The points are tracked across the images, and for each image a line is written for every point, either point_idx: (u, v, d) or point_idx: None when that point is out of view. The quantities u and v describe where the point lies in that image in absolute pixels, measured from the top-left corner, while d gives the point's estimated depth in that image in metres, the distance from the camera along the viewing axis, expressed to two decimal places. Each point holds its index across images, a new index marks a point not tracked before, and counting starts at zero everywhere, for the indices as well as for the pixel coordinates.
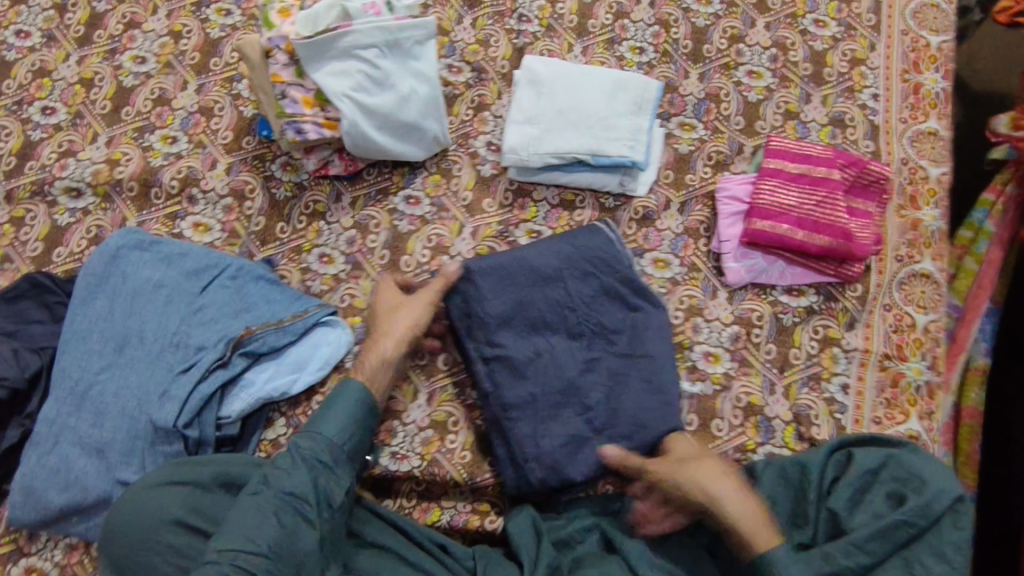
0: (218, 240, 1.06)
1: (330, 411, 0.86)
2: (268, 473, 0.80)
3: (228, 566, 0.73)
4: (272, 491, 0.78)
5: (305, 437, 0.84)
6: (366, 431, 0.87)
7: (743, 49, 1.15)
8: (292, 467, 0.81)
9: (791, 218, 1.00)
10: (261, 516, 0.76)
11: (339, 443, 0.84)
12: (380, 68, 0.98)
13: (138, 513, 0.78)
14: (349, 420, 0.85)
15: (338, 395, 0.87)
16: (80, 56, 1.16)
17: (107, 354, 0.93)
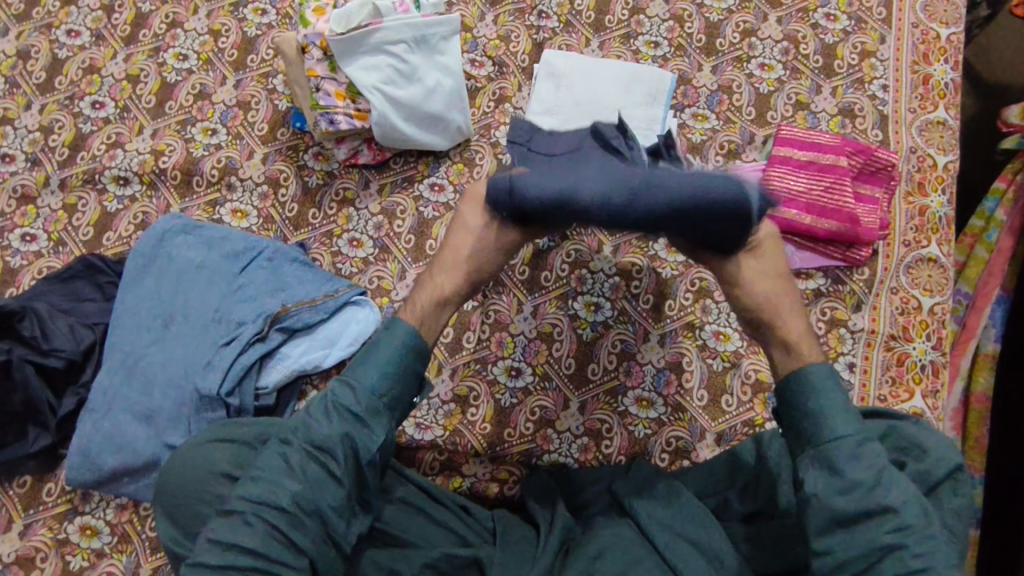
0: (255, 225, 1.13)
1: (370, 360, 0.83)
2: (302, 426, 0.80)
3: (251, 517, 0.74)
4: (300, 443, 0.78)
5: (344, 385, 0.82)
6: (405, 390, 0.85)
7: (755, 43, 1.19)
8: (324, 419, 0.80)
9: (799, 204, 1.04)
10: (286, 468, 0.76)
11: (380, 392, 0.82)
12: (408, 62, 1.04)
13: (190, 466, 0.86)
14: (384, 368, 0.83)
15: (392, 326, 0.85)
16: (127, 54, 1.24)
17: (155, 328, 1.00)
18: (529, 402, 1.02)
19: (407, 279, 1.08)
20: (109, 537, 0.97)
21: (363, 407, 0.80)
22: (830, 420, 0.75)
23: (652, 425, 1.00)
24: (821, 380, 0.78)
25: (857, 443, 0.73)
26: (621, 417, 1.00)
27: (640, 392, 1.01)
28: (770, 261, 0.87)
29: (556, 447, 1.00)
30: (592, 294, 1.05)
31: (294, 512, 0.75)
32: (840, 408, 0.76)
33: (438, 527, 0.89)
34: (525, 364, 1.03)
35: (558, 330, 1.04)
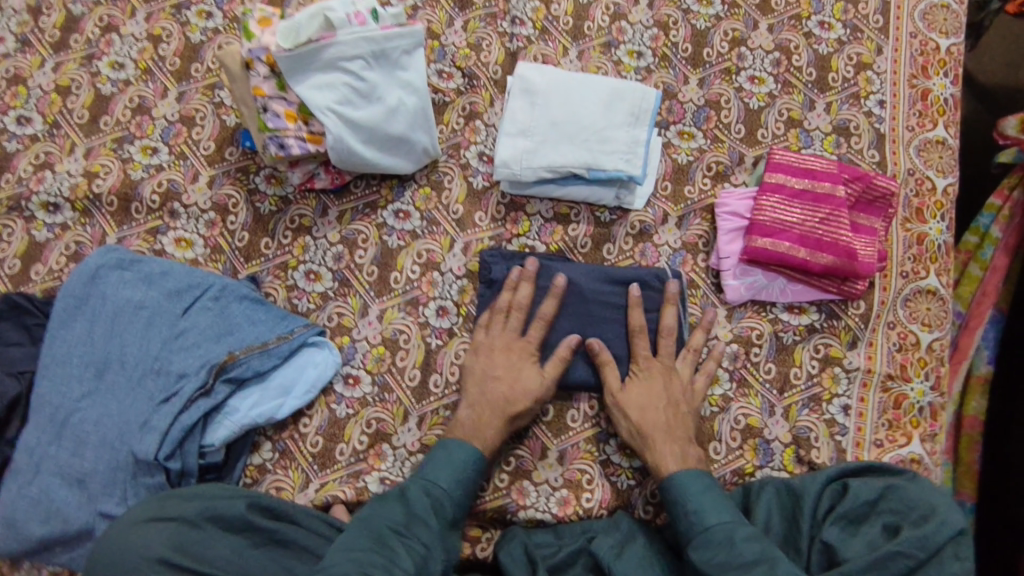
0: (202, 256, 1.03)
1: (448, 463, 0.87)
2: (408, 521, 0.82)
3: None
4: (406, 538, 0.80)
5: (434, 489, 0.85)
6: (471, 488, 0.87)
7: (744, 53, 1.11)
8: (426, 516, 0.83)
9: (793, 236, 0.96)
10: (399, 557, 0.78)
11: (464, 500, 0.87)
12: (366, 80, 0.93)
13: (123, 549, 0.77)
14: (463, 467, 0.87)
15: (454, 450, 0.88)
16: (56, 62, 1.12)
17: (87, 379, 0.90)
18: (503, 451, 0.95)
19: (369, 316, 0.99)
20: None
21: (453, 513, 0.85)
22: (700, 513, 0.82)
23: (635, 475, 0.94)
24: (696, 481, 0.85)
25: (728, 534, 0.80)
26: (602, 467, 0.94)
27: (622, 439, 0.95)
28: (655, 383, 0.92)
29: (533, 501, 0.92)
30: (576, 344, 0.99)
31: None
32: (713, 502, 0.83)
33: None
34: None
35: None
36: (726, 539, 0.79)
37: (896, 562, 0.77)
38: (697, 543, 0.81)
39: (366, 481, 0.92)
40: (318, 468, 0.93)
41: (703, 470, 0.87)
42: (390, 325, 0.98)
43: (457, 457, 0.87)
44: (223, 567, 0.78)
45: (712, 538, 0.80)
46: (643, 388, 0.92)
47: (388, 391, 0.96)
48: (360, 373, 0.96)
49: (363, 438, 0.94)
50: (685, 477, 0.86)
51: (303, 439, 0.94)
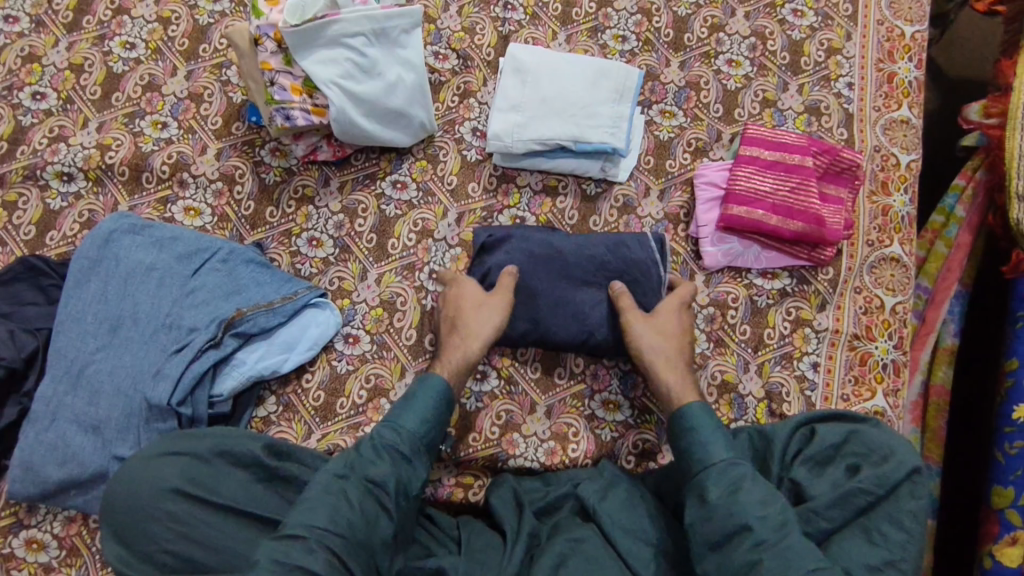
0: (209, 224, 1.09)
1: (406, 404, 0.90)
2: (354, 461, 0.85)
3: (315, 542, 0.77)
4: (356, 479, 0.83)
5: (390, 428, 0.88)
6: (433, 425, 0.90)
7: (723, 38, 1.18)
8: (375, 455, 0.86)
9: (766, 205, 1.02)
10: (346, 502, 0.80)
11: (422, 437, 0.89)
12: (367, 55, 0.99)
13: (140, 482, 0.83)
14: (424, 410, 0.90)
15: (416, 392, 0.91)
16: (70, 41, 1.17)
17: (102, 334, 0.95)
18: (495, 406, 1.01)
19: (368, 280, 1.05)
20: (56, 551, 0.93)
21: (410, 448, 0.88)
22: (708, 451, 0.85)
23: (618, 428, 1.00)
24: (707, 417, 0.88)
25: (736, 474, 0.81)
26: (588, 420, 1.00)
27: (607, 395, 1.01)
28: (663, 327, 0.97)
29: (522, 451, 0.98)
30: None
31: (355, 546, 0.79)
32: (715, 434, 0.86)
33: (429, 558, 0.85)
34: (491, 367, 1.02)
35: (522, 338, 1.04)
36: (733, 480, 0.81)
37: (858, 497, 0.84)
38: (703, 478, 0.83)
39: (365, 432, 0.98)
40: (320, 420, 0.98)
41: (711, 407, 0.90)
42: (388, 288, 1.05)
43: (416, 399, 0.91)
44: (232, 499, 0.83)
45: (720, 475, 0.82)
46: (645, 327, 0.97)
47: (386, 349, 1.02)
48: (359, 332, 1.02)
49: (362, 392, 0.99)
50: (696, 414, 0.88)
51: (305, 393, 0.99)
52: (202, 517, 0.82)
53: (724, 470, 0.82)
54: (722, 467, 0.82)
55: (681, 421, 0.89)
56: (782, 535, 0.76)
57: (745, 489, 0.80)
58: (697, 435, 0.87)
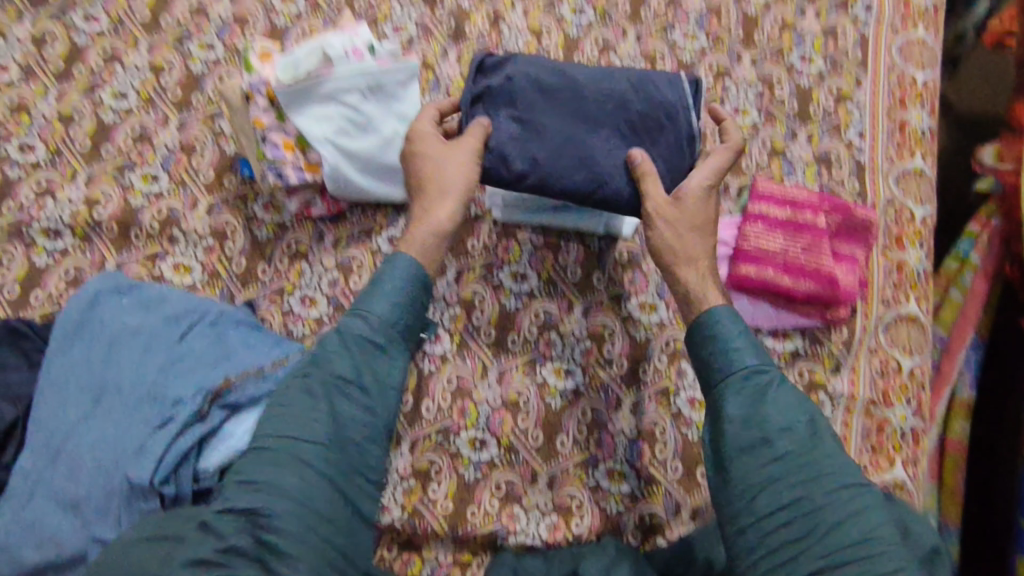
0: (199, 282, 1.05)
1: (372, 290, 0.89)
2: (316, 358, 0.86)
3: (293, 445, 0.80)
4: (325, 376, 0.84)
5: (357, 317, 0.87)
6: (400, 306, 0.88)
7: (729, 85, 1.15)
8: (344, 348, 0.85)
9: (777, 263, 0.98)
10: (313, 402, 0.82)
11: (391, 320, 0.88)
12: (363, 111, 0.96)
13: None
14: (395, 299, 0.88)
15: (382, 273, 0.89)
16: (59, 91, 1.15)
17: (84, 404, 0.91)
18: (494, 476, 0.96)
19: None
20: None
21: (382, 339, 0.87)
22: (730, 359, 0.83)
23: (624, 500, 0.96)
24: (733, 325, 0.85)
25: (766, 386, 0.80)
26: (592, 492, 0.96)
27: (612, 464, 0.97)
28: (681, 216, 0.92)
29: (523, 526, 0.94)
30: (562, 358, 1.02)
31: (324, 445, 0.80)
32: (744, 347, 0.83)
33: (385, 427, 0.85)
34: (490, 435, 0.98)
35: (524, 399, 1.00)
36: (759, 391, 0.80)
37: None
38: (735, 386, 0.81)
39: None
40: None
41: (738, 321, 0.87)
42: None
43: (384, 278, 0.89)
44: None
45: (753, 390, 0.80)
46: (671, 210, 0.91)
47: None
48: None
49: None
50: (723, 318, 0.86)
51: None
52: None
53: (744, 382, 0.81)
54: (747, 381, 0.81)
55: (705, 325, 0.86)
56: (815, 460, 0.76)
57: (775, 402, 0.79)
58: (724, 342, 0.84)
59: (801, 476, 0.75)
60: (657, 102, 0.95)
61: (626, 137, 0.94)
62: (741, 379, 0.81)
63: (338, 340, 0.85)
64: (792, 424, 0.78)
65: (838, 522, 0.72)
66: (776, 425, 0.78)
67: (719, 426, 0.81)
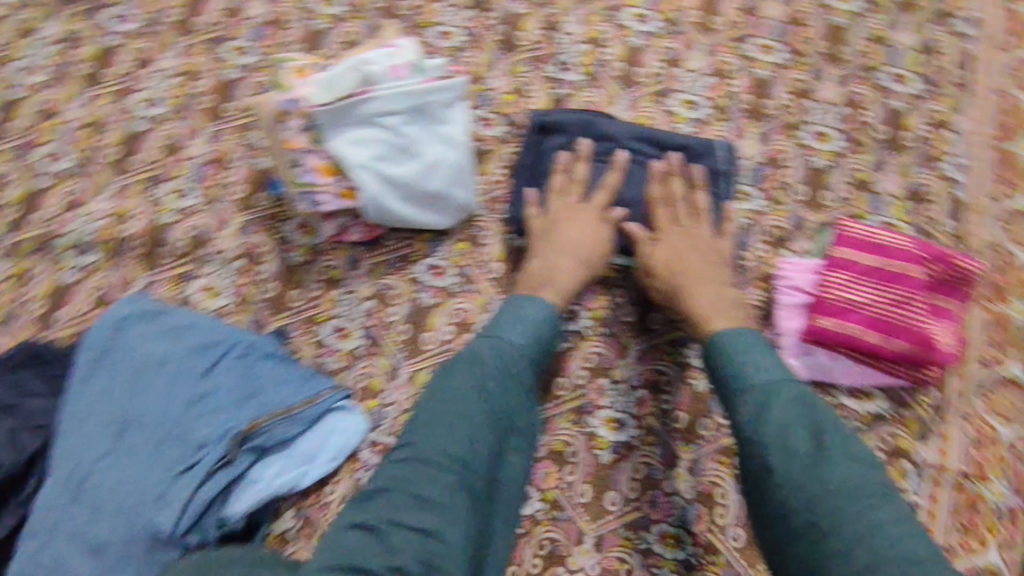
0: (228, 306, 0.99)
1: (520, 320, 0.87)
2: (480, 381, 0.81)
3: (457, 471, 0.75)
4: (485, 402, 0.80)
5: (504, 344, 0.84)
6: (542, 342, 0.87)
7: (810, 106, 1.04)
8: (502, 376, 0.82)
9: (862, 318, 0.87)
10: (479, 425, 0.78)
11: (531, 353, 0.85)
12: (405, 134, 0.87)
13: None
14: (535, 334, 0.86)
15: (524, 307, 0.88)
16: (90, 96, 1.09)
17: (105, 441, 0.86)
18: (537, 533, 0.89)
19: (400, 379, 0.95)
20: None
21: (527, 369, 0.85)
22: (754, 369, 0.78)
23: (680, 567, 0.87)
24: (747, 338, 0.81)
25: (767, 398, 0.74)
26: (643, 556, 0.88)
27: (666, 527, 0.89)
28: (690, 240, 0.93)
29: None
30: (614, 407, 0.93)
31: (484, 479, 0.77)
32: (761, 358, 0.78)
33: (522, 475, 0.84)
34: (534, 487, 0.91)
35: (571, 450, 0.92)
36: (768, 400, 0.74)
37: None
38: (738, 404, 0.77)
39: None
40: None
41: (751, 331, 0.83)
42: (422, 389, 0.95)
43: (534, 315, 0.87)
44: None
45: (750, 404, 0.75)
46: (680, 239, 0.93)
47: None
48: (388, 441, 0.93)
49: None
50: (732, 335, 0.82)
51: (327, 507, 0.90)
52: None
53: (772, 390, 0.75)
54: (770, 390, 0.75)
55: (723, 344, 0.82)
56: (815, 476, 0.68)
57: (776, 413, 0.73)
58: (729, 356, 0.80)
59: (802, 497, 0.68)
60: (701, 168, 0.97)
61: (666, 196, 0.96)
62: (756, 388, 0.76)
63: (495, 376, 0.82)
64: (797, 437, 0.71)
65: (843, 546, 0.64)
66: (772, 441, 0.71)
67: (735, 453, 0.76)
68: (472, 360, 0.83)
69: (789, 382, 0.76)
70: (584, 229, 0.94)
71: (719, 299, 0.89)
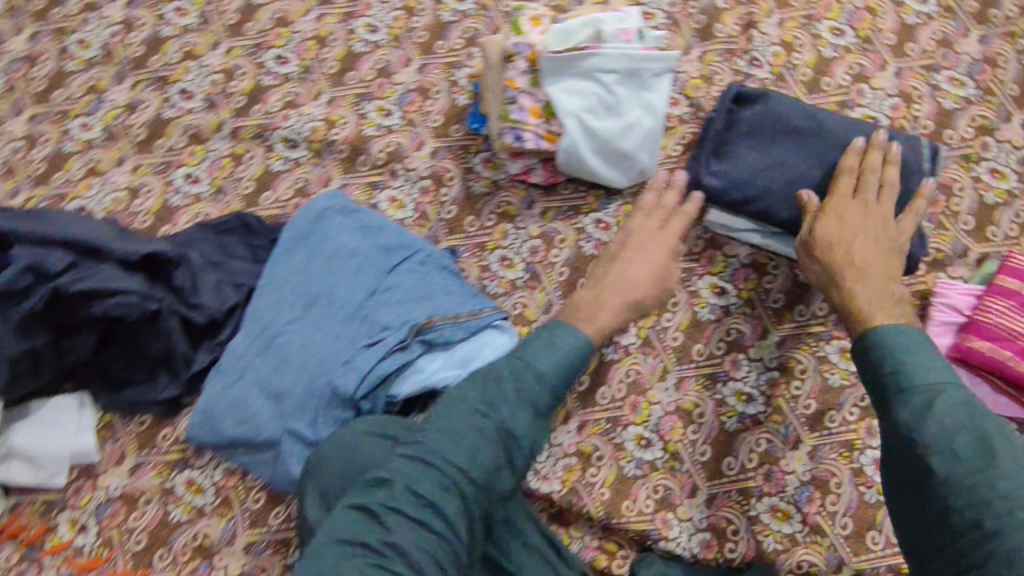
0: (409, 219, 1.09)
1: (550, 347, 0.90)
2: (487, 405, 0.82)
3: (454, 475, 0.76)
4: (495, 422, 0.81)
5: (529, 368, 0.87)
6: (568, 373, 0.90)
7: (990, 144, 1.06)
8: (520, 405, 0.84)
9: (1016, 347, 0.90)
10: (484, 441, 0.79)
11: (552, 381, 0.88)
12: (615, 93, 0.96)
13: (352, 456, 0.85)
14: (565, 362, 0.89)
15: (559, 336, 0.91)
16: (320, 13, 1.21)
17: (297, 307, 0.98)
18: (654, 478, 0.96)
19: (552, 314, 1.03)
20: (212, 498, 1.00)
21: (546, 402, 0.87)
22: (912, 367, 0.73)
23: (785, 540, 0.92)
24: (907, 337, 0.76)
25: (927, 400, 0.70)
26: (750, 521, 0.94)
27: (777, 501, 0.94)
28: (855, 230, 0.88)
29: (675, 535, 0.94)
30: (746, 382, 0.99)
31: (476, 489, 0.77)
32: (921, 358, 0.73)
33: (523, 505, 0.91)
34: (658, 437, 0.97)
35: (698, 411, 0.98)
36: (927, 400, 0.70)
37: None
38: (896, 403, 0.72)
39: None
40: None
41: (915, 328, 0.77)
42: None
43: (563, 343, 0.90)
44: None
45: (911, 403, 0.70)
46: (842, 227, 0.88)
47: None
48: None
49: None
50: (891, 333, 0.76)
51: None
52: None
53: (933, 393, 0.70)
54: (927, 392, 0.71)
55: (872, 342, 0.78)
56: (985, 482, 0.63)
57: (935, 416, 0.68)
58: (881, 355, 0.76)
59: (966, 498, 0.64)
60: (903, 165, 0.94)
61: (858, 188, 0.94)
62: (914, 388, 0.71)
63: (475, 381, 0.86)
64: (959, 441, 0.66)
65: (1007, 553, 0.60)
66: (933, 444, 0.67)
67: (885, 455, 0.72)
68: (494, 381, 0.86)
69: (956, 386, 0.70)
70: (641, 271, 0.97)
71: (880, 293, 0.83)
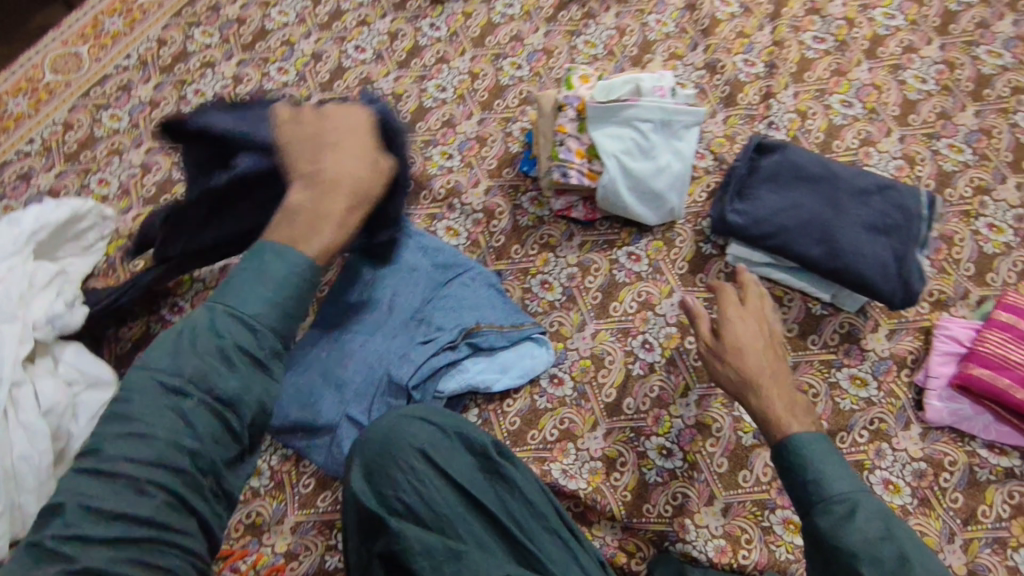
0: (463, 245, 1.24)
1: (257, 276, 0.71)
2: (203, 348, 0.66)
3: (154, 457, 0.61)
4: (195, 376, 0.65)
5: (234, 301, 0.69)
6: (260, 322, 0.69)
7: (987, 202, 1.18)
8: (244, 385, 0.67)
9: (1015, 375, 0.97)
10: (172, 410, 0.63)
11: (262, 316, 0.69)
12: (649, 140, 1.11)
13: (391, 439, 0.87)
14: (281, 309, 0.71)
15: (269, 263, 0.72)
16: (398, 75, 1.43)
17: (362, 311, 1.12)
18: (673, 485, 1.02)
19: (585, 332, 1.14)
20: (267, 481, 1.07)
21: (269, 322, 0.70)
22: (828, 481, 0.77)
23: (796, 551, 0.97)
24: (815, 444, 0.81)
25: (846, 510, 0.74)
26: (764, 532, 0.99)
27: (790, 514, 0.99)
28: (752, 333, 0.96)
29: (692, 538, 0.99)
30: None
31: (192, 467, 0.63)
32: (832, 465, 0.79)
33: (536, 479, 0.90)
34: (678, 447, 1.05)
35: (717, 426, 1.06)
36: (847, 512, 0.74)
37: None
38: (820, 509, 0.76)
39: (549, 467, 1.04)
40: (510, 444, 1.07)
41: (820, 435, 0.83)
42: (601, 345, 1.13)
43: (267, 260, 0.73)
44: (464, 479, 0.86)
45: (833, 512, 0.75)
46: (743, 326, 0.97)
47: (586, 400, 1.09)
48: (565, 376, 1.11)
49: (554, 431, 1.07)
50: (807, 441, 0.81)
51: (503, 415, 1.09)
52: (442, 483, 0.85)
53: (846, 504, 0.75)
54: (835, 505, 0.75)
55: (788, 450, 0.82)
56: None
57: (857, 526, 0.72)
58: (798, 465, 0.81)
59: None
60: (904, 208, 1.05)
61: (863, 227, 1.05)
62: (825, 502, 0.76)
63: (294, 296, 0.73)
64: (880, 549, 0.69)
65: None
66: (861, 549, 0.70)
67: (808, 557, 0.75)
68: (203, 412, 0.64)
69: (863, 493, 0.75)
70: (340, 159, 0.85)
71: (787, 398, 0.89)
